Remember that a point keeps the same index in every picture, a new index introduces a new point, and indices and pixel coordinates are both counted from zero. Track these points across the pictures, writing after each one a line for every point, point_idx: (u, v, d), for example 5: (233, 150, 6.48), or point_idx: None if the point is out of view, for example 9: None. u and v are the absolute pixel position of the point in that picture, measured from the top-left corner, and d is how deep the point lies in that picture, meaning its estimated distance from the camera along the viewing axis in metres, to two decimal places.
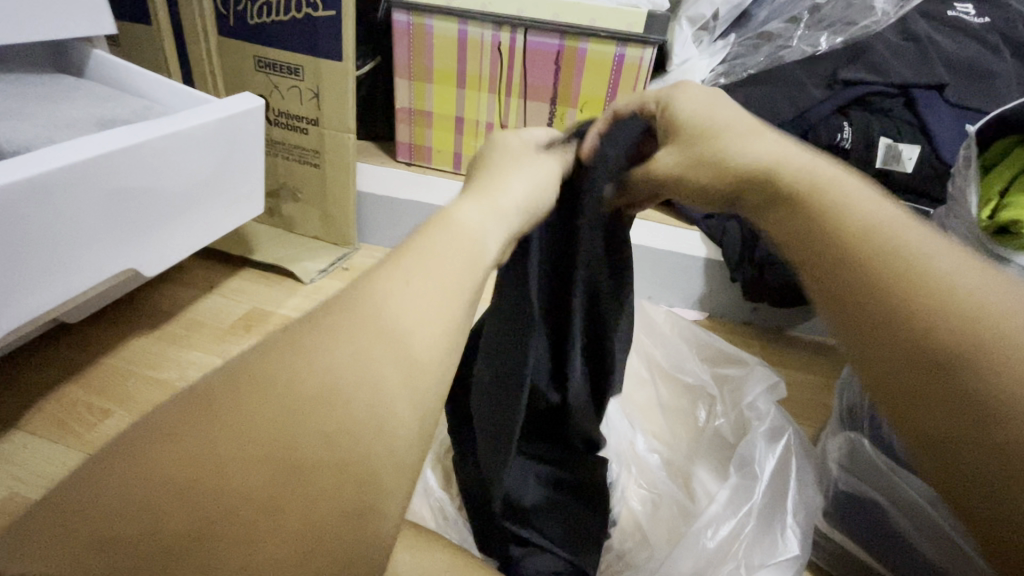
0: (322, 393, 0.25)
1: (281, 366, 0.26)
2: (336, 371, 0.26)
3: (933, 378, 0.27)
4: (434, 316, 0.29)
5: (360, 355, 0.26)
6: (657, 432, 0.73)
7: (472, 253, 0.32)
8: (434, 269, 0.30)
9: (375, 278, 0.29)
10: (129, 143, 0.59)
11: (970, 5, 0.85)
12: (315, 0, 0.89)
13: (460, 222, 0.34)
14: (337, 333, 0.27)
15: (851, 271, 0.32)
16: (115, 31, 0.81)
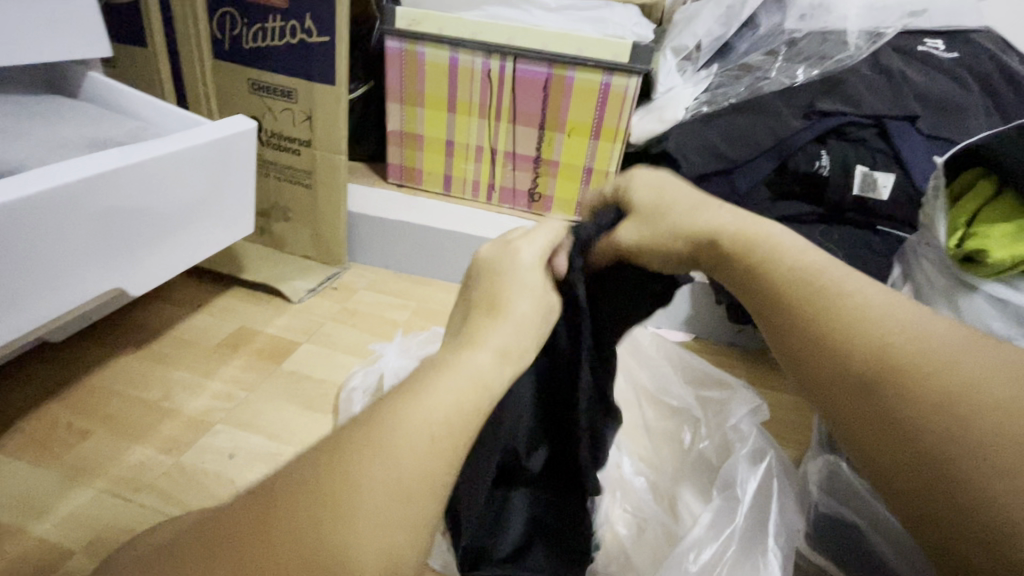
0: (357, 494, 0.28)
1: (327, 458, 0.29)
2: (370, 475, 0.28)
3: (893, 435, 0.31)
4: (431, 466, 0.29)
5: (390, 463, 0.29)
6: (643, 454, 0.73)
7: (474, 391, 0.33)
8: (436, 410, 0.31)
9: (385, 415, 0.30)
10: (119, 165, 0.60)
11: (940, 41, 0.89)
12: (310, 26, 0.92)
13: (469, 363, 0.34)
14: (368, 439, 0.29)
15: (794, 324, 0.37)
16: (110, 53, 0.82)
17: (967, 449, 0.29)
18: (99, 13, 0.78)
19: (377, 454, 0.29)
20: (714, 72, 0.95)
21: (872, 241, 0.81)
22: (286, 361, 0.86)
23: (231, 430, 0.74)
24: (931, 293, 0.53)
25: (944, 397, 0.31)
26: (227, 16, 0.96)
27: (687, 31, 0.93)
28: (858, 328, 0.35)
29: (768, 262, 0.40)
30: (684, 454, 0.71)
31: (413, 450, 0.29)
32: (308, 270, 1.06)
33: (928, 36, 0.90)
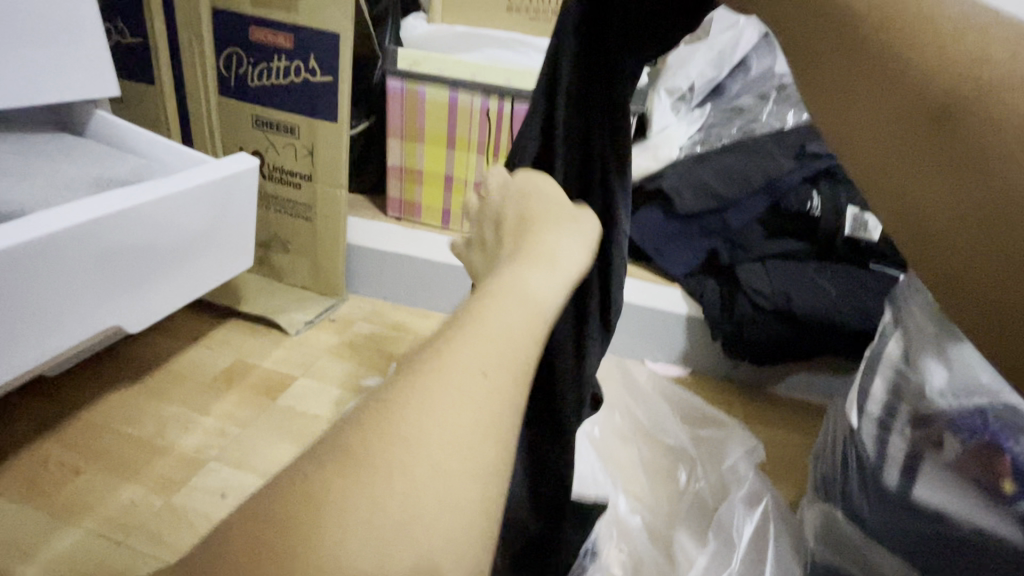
0: (393, 521, 0.23)
1: (344, 488, 0.23)
2: (399, 497, 0.23)
3: (958, 164, 0.25)
4: (476, 424, 0.25)
5: (429, 469, 0.24)
6: (639, 493, 0.70)
7: (531, 312, 0.30)
8: (489, 341, 0.27)
9: (421, 369, 0.26)
10: (121, 206, 0.61)
11: None
12: (314, 67, 0.94)
13: (524, 286, 0.31)
14: (393, 451, 0.24)
15: (861, 43, 0.27)
16: (119, 91, 0.84)
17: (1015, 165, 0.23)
18: (109, 55, 0.81)
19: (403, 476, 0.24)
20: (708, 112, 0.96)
21: (864, 279, 0.82)
22: (282, 396, 0.86)
23: (224, 468, 0.74)
24: (920, 342, 0.51)
25: (1007, 147, 0.24)
26: (233, 55, 0.99)
27: (681, 74, 0.93)
28: (929, 42, 0.26)
29: None
30: (679, 493, 0.70)
31: (443, 425, 0.25)
32: (306, 301, 1.06)
33: None
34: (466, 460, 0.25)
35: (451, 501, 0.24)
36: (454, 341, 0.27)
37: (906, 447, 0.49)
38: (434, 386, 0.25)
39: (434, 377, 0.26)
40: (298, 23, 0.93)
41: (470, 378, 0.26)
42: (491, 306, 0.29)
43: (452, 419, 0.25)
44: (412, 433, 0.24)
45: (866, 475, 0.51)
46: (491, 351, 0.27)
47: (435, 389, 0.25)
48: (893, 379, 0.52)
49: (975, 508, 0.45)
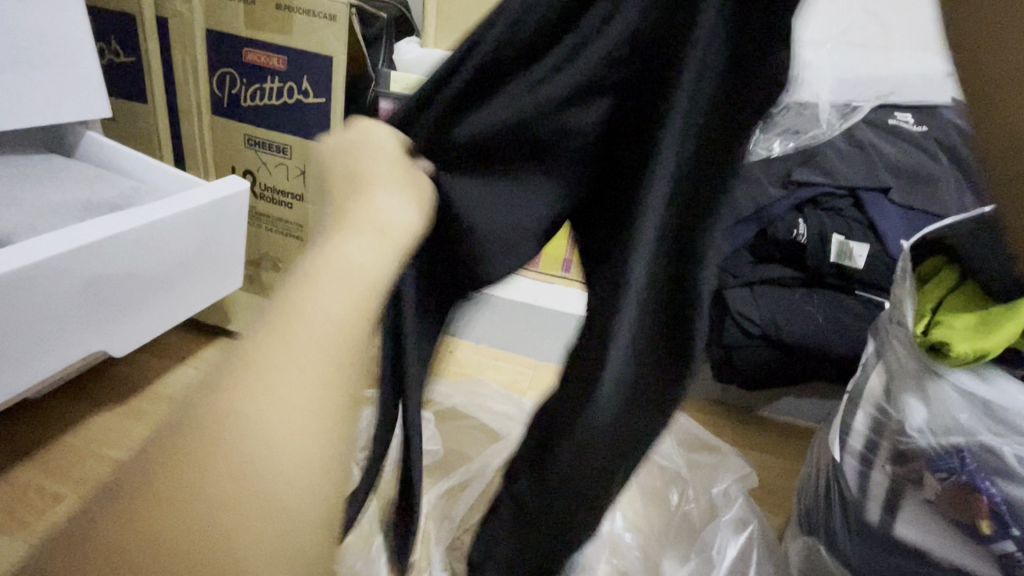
0: (239, 515, 0.22)
1: (163, 524, 0.21)
2: (242, 519, 0.22)
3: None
4: (298, 421, 0.23)
5: (255, 470, 0.22)
6: (631, 514, 0.67)
7: (359, 290, 0.27)
8: (303, 320, 0.25)
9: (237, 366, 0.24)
10: (109, 233, 0.61)
11: (910, 114, 0.91)
12: (306, 88, 0.95)
13: (349, 261, 0.27)
14: (212, 443, 0.22)
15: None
16: (109, 114, 0.84)
17: None
18: (101, 77, 0.81)
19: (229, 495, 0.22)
20: None
21: (848, 304, 0.83)
22: None
23: None
24: (902, 377, 0.50)
25: None
26: (226, 75, 0.99)
27: None
28: None
29: None
30: (668, 514, 0.67)
31: (264, 420, 0.23)
32: None
33: (900, 109, 0.92)
34: (313, 419, 0.23)
35: (286, 502, 0.22)
36: (271, 344, 0.24)
37: (887, 484, 0.50)
38: (256, 394, 0.23)
39: (246, 385, 0.23)
40: (291, 45, 0.93)
41: (294, 373, 0.23)
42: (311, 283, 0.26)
43: (288, 423, 0.23)
44: (236, 452, 0.22)
45: (848, 507, 0.53)
46: (317, 331, 0.24)
47: (257, 396, 0.23)
48: (875, 415, 0.52)
49: (952, 545, 0.46)
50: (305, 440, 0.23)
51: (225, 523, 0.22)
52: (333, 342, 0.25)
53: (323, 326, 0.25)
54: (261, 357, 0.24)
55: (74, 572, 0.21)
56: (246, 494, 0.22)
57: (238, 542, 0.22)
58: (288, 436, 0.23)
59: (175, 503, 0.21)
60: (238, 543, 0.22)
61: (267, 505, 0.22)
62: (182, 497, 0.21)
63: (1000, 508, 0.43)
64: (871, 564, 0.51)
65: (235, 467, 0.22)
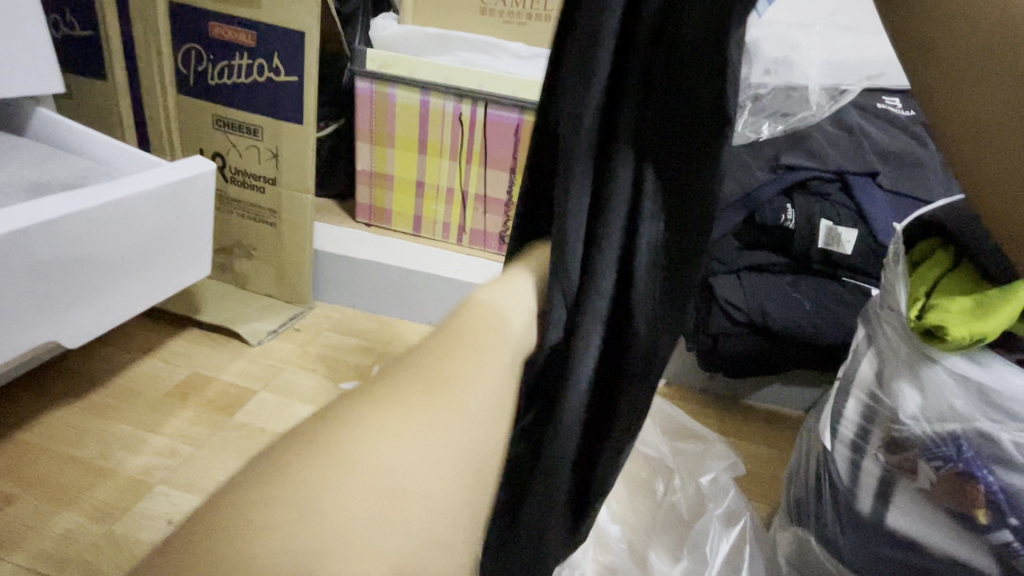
0: (430, 447, 0.31)
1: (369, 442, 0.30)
2: (362, 517, 0.28)
3: None
4: (477, 388, 0.34)
5: (451, 413, 0.33)
6: (618, 508, 0.65)
7: (506, 322, 0.37)
8: (473, 333, 0.36)
9: (435, 354, 0.35)
10: (59, 214, 0.56)
11: (897, 99, 0.91)
12: (277, 65, 0.90)
13: (500, 296, 0.38)
14: (421, 395, 0.33)
15: None
16: (63, 89, 0.78)
17: None
18: (52, 49, 0.75)
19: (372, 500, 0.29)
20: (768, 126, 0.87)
21: (835, 291, 0.82)
22: (240, 412, 0.81)
23: (173, 491, 0.69)
24: (894, 361, 0.49)
25: None
26: (192, 51, 0.94)
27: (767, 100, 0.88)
28: None
29: None
30: (656, 505, 0.65)
31: (464, 381, 0.34)
32: (272, 309, 1.02)
33: (887, 94, 0.92)
34: (481, 389, 0.34)
35: (457, 443, 0.33)
36: (428, 396, 0.33)
37: (879, 473, 0.48)
38: (392, 427, 0.31)
39: (383, 412, 0.31)
40: (260, 20, 0.88)
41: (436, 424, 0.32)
42: (469, 356, 0.35)
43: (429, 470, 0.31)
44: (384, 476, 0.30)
45: (838, 496, 0.51)
46: (472, 376, 0.34)
47: (395, 434, 0.31)
48: (866, 401, 0.51)
49: (946, 533, 0.45)
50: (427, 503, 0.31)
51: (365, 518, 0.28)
52: (482, 403, 0.34)
53: (479, 389, 0.34)
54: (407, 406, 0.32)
55: (300, 466, 0.29)
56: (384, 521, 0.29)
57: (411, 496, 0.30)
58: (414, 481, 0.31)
59: (312, 496, 0.28)
60: (365, 559, 0.28)
61: (383, 534, 0.29)
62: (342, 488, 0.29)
63: (999, 498, 0.42)
64: (860, 553, 0.50)
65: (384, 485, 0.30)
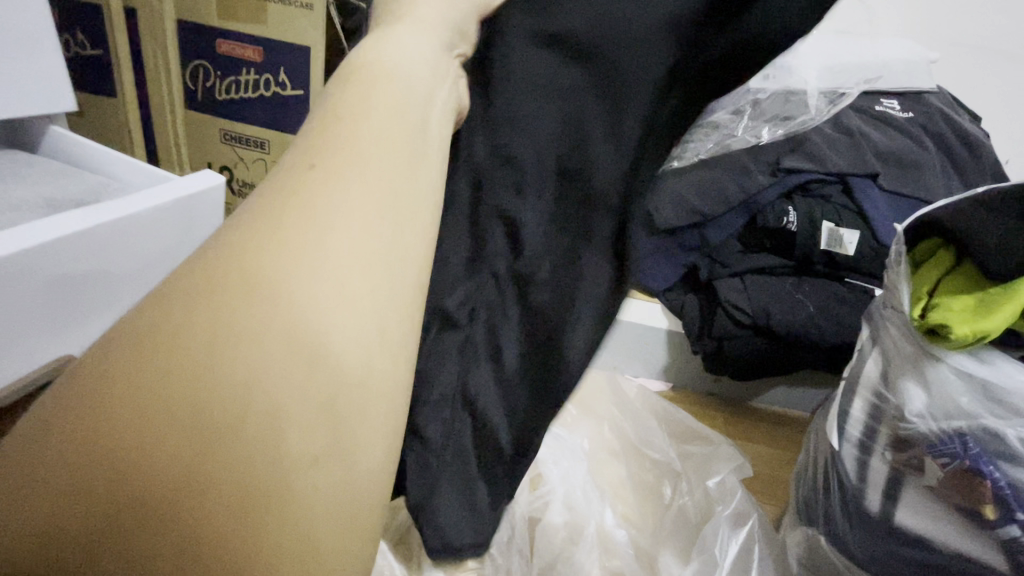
0: (325, 252, 0.24)
1: (237, 274, 0.24)
2: (250, 362, 0.23)
3: None
4: (375, 168, 0.27)
5: (345, 208, 0.26)
6: (626, 511, 0.66)
7: (406, 97, 0.30)
8: (363, 108, 0.29)
9: (317, 142, 0.27)
10: (76, 228, 0.58)
11: (895, 100, 0.92)
12: (283, 80, 0.92)
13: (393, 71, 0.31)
14: (305, 189, 0.26)
15: None
16: (76, 107, 0.80)
17: None
18: (66, 69, 0.77)
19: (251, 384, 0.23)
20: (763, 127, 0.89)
21: (839, 292, 0.83)
22: None
23: None
24: (899, 362, 0.49)
25: None
26: (200, 68, 0.96)
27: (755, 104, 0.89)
28: None
29: None
30: (664, 508, 0.66)
31: (360, 170, 0.27)
32: None
33: (885, 96, 0.93)
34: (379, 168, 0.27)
35: (360, 239, 0.25)
36: (301, 187, 0.26)
37: (888, 472, 0.49)
38: (276, 239, 0.24)
39: (262, 225, 0.25)
40: (266, 36, 0.90)
41: (344, 265, 0.25)
42: (358, 136, 0.28)
43: (346, 324, 0.24)
44: (283, 315, 0.23)
45: (847, 496, 0.52)
46: (367, 160, 0.27)
47: (288, 250, 0.24)
48: (872, 401, 0.51)
49: (954, 530, 0.45)
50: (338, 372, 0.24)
51: (257, 320, 0.23)
52: (379, 183, 0.27)
53: (374, 167, 0.27)
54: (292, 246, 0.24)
55: (148, 333, 0.23)
56: (294, 361, 0.23)
57: (322, 324, 0.24)
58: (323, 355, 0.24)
59: (177, 358, 0.22)
60: (296, 401, 0.23)
61: (289, 370, 0.23)
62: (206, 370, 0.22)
63: (1005, 494, 0.43)
64: (870, 552, 0.50)
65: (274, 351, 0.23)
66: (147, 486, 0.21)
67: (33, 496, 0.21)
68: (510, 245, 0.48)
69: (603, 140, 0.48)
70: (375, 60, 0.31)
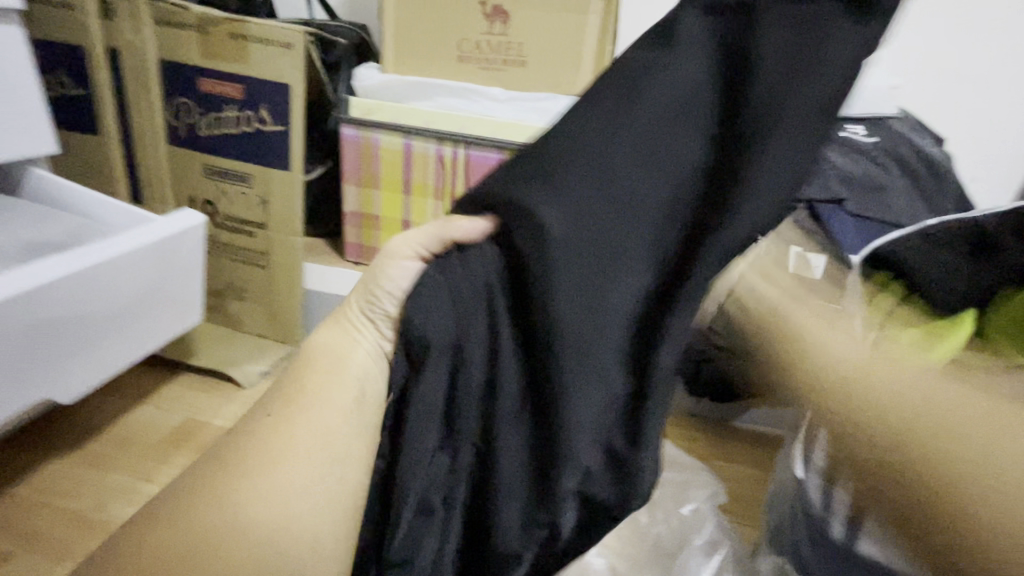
0: (299, 449, 0.43)
1: (253, 454, 0.43)
2: (236, 520, 0.41)
3: (886, 469, 0.40)
4: (325, 406, 0.44)
5: (308, 428, 0.44)
6: (601, 537, 0.66)
7: (343, 352, 0.47)
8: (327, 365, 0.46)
9: (309, 379, 0.46)
10: (53, 276, 0.59)
11: (859, 126, 0.96)
12: (265, 116, 0.94)
13: (346, 329, 0.48)
14: (297, 407, 0.45)
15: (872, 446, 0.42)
16: (59, 148, 0.81)
17: (955, 463, 0.37)
18: (48, 112, 0.78)
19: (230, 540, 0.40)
20: None
21: None
22: None
23: None
24: None
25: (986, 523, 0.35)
26: (181, 105, 0.98)
27: None
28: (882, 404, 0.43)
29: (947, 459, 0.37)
30: (638, 536, 0.66)
31: (318, 403, 0.44)
32: (264, 350, 1.04)
33: (849, 122, 0.97)
34: (326, 404, 0.45)
35: (314, 447, 0.43)
36: (292, 407, 0.45)
37: (847, 503, 0.50)
38: (282, 436, 0.44)
39: (275, 428, 0.44)
40: (247, 74, 0.92)
41: (306, 453, 0.43)
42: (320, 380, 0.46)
43: (293, 489, 0.42)
44: (265, 487, 0.42)
45: (814, 525, 0.53)
46: (321, 398, 0.45)
47: (282, 441, 0.43)
48: (832, 429, 0.52)
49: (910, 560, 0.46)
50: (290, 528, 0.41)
51: (247, 490, 0.41)
52: (325, 410, 0.44)
53: (326, 405, 0.44)
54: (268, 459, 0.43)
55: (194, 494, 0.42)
56: (256, 521, 0.41)
57: (279, 494, 0.42)
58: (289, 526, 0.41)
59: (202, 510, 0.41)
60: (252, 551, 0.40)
61: (257, 522, 0.41)
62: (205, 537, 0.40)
63: None
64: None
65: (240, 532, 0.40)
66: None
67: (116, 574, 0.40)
68: (447, 399, 0.39)
69: (568, 249, 0.36)
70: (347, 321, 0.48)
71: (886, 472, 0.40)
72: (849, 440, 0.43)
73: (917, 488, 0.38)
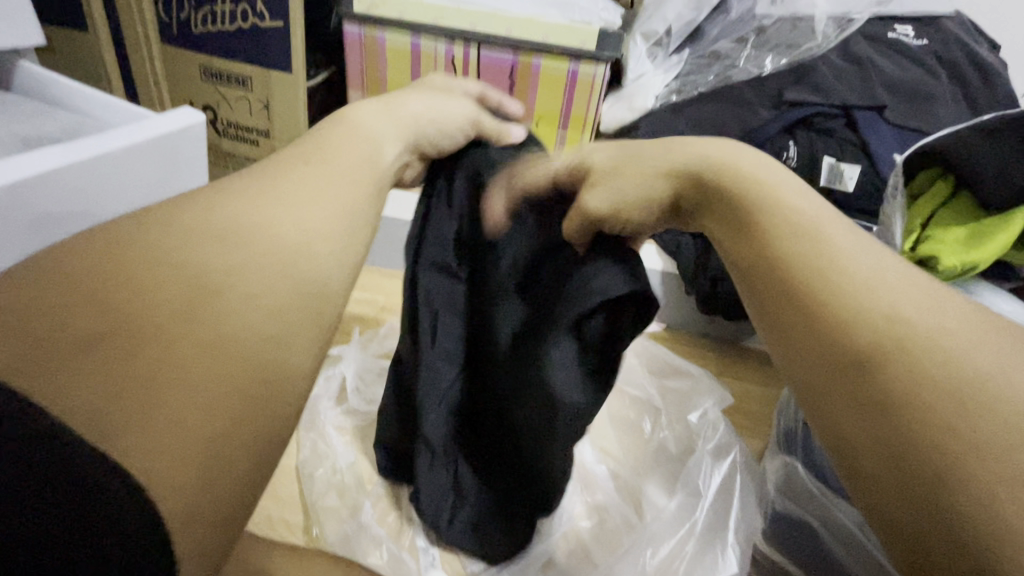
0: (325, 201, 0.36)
1: (276, 181, 0.35)
2: (266, 252, 0.31)
3: (892, 434, 0.26)
4: (349, 173, 0.39)
5: (336, 188, 0.37)
6: (607, 447, 0.70)
7: (369, 144, 0.42)
8: (349, 143, 0.41)
9: (330, 137, 0.41)
10: (47, 166, 0.56)
11: (910, 27, 0.87)
12: (261, 9, 0.86)
13: (364, 120, 0.43)
14: (324, 160, 0.38)
15: (859, 414, 0.28)
16: (43, 39, 0.76)
17: (954, 438, 0.24)
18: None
19: (173, 274, 0.28)
20: (686, 58, 0.93)
21: None
22: None
23: None
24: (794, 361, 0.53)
25: (976, 502, 0.23)
26: None
27: (656, 15, 0.91)
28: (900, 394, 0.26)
29: (839, 330, 0.30)
30: (644, 442, 0.70)
31: (347, 160, 0.39)
32: None
33: (899, 22, 0.88)
34: (355, 174, 0.39)
35: (340, 203, 0.37)
36: (316, 165, 0.38)
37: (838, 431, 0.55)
38: (303, 184, 0.36)
39: (296, 177, 0.36)
40: None
41: (328, 207, 0.36)
42: (335, 154, 0.39)
43: (313, 242, 0.33)
44: (283, 223, 0.33)
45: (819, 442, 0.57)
46: (348, 163, 0.39)
47: (306, 190, 0.35)
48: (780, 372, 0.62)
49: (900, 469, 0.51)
50: (278, 263, 0.31)
51: (260, 216, 0.32)
52: (352, 176, 0.39)
53: (347, 173, 0.38)
54: (224, 202, 0.33)
55: (200, 208, 0.31)
56: (276, 262, 0.31)
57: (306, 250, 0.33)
58: (280, 264, 0.31)
59: (201, 232, 0.30)
60: (271, 297, 0.30)
61: (264, 263, 0.30)
62: (129, 276, 0.27)
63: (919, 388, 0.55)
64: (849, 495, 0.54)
65: (265, 242, 0.31)
66: (149, 300, 0.26)
67: (68, 288, 0.25)
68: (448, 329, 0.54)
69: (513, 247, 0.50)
70: (363, 115, 0.44)
71: (924, 455, 0.25)
72: (817, 381, 0.30)
73: (916, 459, 0.25)
